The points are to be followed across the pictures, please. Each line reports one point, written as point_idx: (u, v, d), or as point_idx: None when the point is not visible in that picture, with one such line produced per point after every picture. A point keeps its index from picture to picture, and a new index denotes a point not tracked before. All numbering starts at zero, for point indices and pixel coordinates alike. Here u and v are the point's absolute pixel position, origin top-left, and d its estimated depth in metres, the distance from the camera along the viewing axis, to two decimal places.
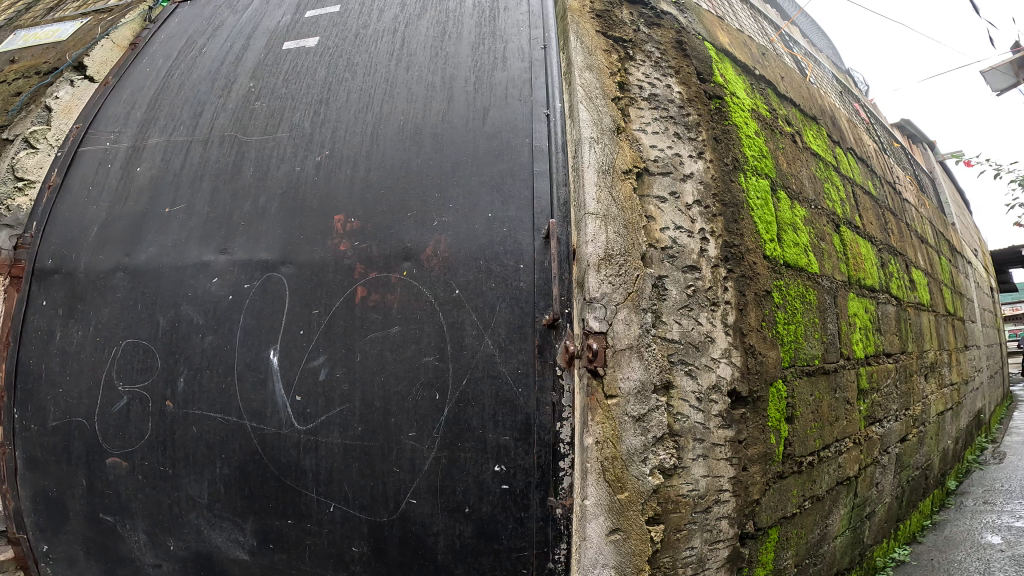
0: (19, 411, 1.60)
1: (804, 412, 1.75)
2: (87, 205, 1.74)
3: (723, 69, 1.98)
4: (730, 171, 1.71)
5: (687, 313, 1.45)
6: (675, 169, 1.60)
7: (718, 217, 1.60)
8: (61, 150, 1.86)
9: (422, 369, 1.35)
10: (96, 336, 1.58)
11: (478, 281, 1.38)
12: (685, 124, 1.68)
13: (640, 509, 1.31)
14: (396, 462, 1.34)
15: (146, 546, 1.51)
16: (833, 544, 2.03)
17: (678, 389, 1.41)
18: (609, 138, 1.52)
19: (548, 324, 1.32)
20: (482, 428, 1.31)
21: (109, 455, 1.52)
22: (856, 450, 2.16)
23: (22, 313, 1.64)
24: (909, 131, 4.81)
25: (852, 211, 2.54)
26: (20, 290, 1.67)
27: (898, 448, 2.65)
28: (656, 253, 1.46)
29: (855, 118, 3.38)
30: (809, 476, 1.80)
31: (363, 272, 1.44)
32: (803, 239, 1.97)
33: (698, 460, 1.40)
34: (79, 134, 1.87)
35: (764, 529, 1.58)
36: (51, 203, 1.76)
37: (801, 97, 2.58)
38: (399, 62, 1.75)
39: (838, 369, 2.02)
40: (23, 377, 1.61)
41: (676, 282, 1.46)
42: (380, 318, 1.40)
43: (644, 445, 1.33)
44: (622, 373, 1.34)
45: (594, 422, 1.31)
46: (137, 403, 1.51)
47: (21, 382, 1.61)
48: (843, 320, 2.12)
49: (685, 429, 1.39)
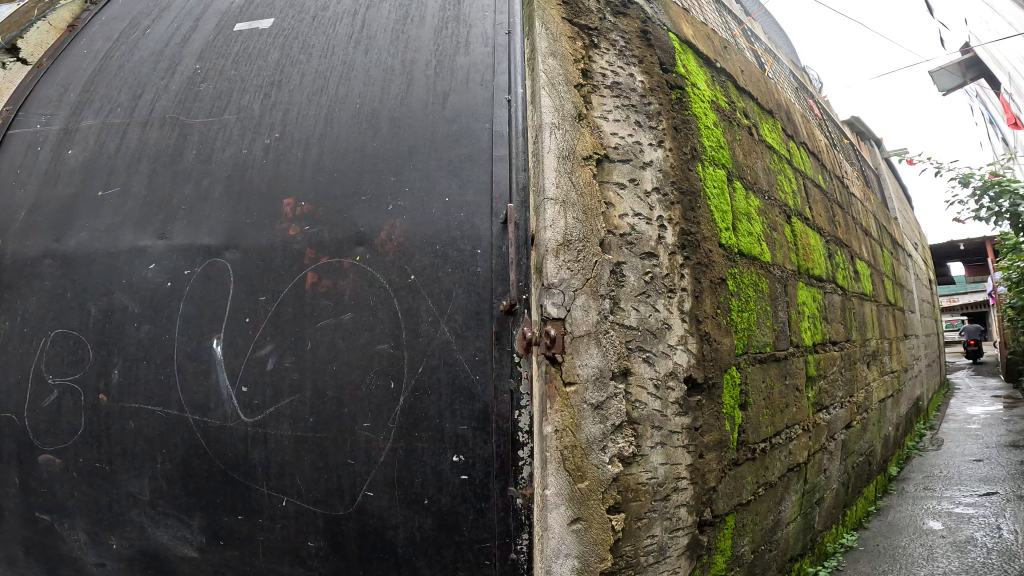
0: None
1: (756, 399, 1.79)
2: (14, 188, 1.61)
3: (684, 61, 1.99)
4: (688, 161, 1.72)
5: (644, 300, 1.45)
6: (634, 156, 1.60)
7: (675, 205, 1.61)
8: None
9: (376, 358, 1.31)
10: (22, 328, 1.47)
11: (434, 267, 1.34)
12: (646, 113, 1.68)
13: (600, 498, 1.31)
14: (350, 454, 1.30)
15: (82, 549, 1.42)
16: (787, 529, 2.09)
17: (637, 375, 1.41)
18: (570, 124, 1.50)
19: (505, 311, 1.30)
20: (439, 417, 1.28)
21: (40, 452, 1.42)
22: (805, 437, 2.22)
23: None
24: (857, 128, 5.00)
25: (802, 203, 2.62)
26: None
27: (843, 434, 2.75)
28: (614, 239, 1.45)
29: (808, 114, 3.48)
30: (761, 463, 1.84)
31: (314, 257, 1.38)
32: (756, 229, 2.00)
33: (656, 448, 1.41)
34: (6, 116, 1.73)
35: (721, 516, 1.60)
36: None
37: (758, 91, 2.63)
38: (358, 45, 1.68)
39: (788, 357, 2.07)
40: None
41: (634, 268, 1.46)
42: (331, 305, 1.35)
43: (603, 433, 1.33)
44: (581, 360, 1.32)
45: (553, 411, 1.29)
46: (67, 398, 1.42)
47: None
48: (792, 309, 2.18)
49: (643, 416, 1.40)
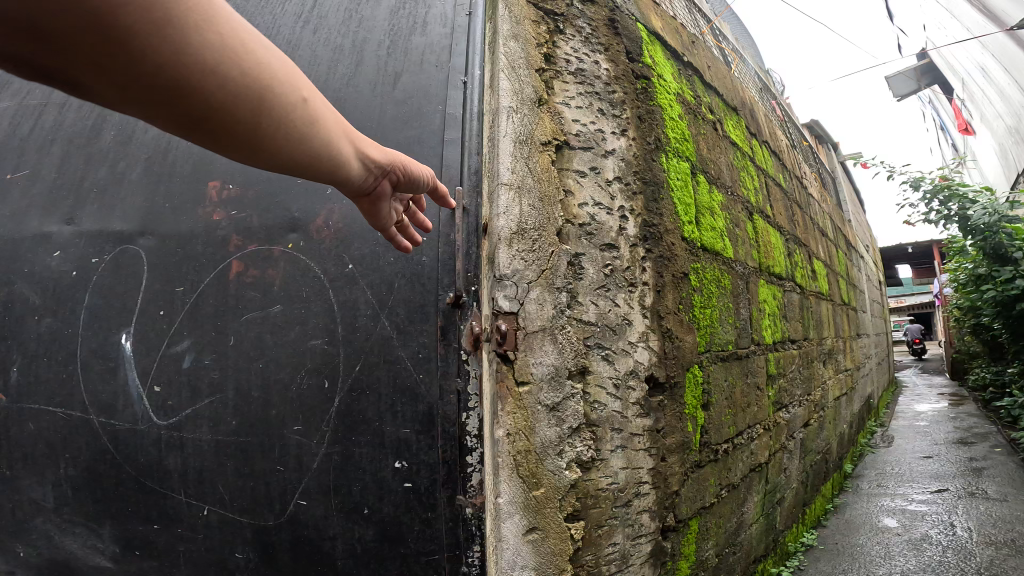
0: None
1: (718, 398, 1.73)
2: None
3: (651, 51, 1.92)
4: (652, 151, 1.65)
5: (603, 293, 1.37)
6: (596, 144, 1.51)
7: (638, 196, 1.53)
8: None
9: (308, 354, 1.19)
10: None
11: (375, 255, 1.23)
12: (610, 101, 1.59)
13: (557, 505, 1.21)
14: (279, 460, 1.17)
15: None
16: (750, 531, 2.05)
17: (595, 374, 1.32)
18: (529, 109, 1.41)
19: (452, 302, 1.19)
20: (379, 419, 1.17)
21: None
22: (766, 436, 2.19)
23: None
24: (816, 131, 5.08)
25: (763, 201, 2.59)
26: None
27: (801, 432, 2.75)
28: (573, 229, 1.37)
29: (771, 115, 3.50)
30: (724, 464, 1.78)
31: (240, 244, 1.25)
32: (719, 224, 1.95)
33: (617, 451, 1.33)
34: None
35: (684, 521, 1.53)
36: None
37: (723, 87, 2.59)
38: (305, 24, 1.56)
39: (749, 355, 2.02)
40: None
41: (593, 260, 1.38)
42: (259, 296, 1.22)
43: (560, 436, 1.24)
44: (534, 358, 1.23)
45: (504, 413, 1.18)
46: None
47: None
48: (753, 307, 2.14)
49: (602, 418, 1.31)
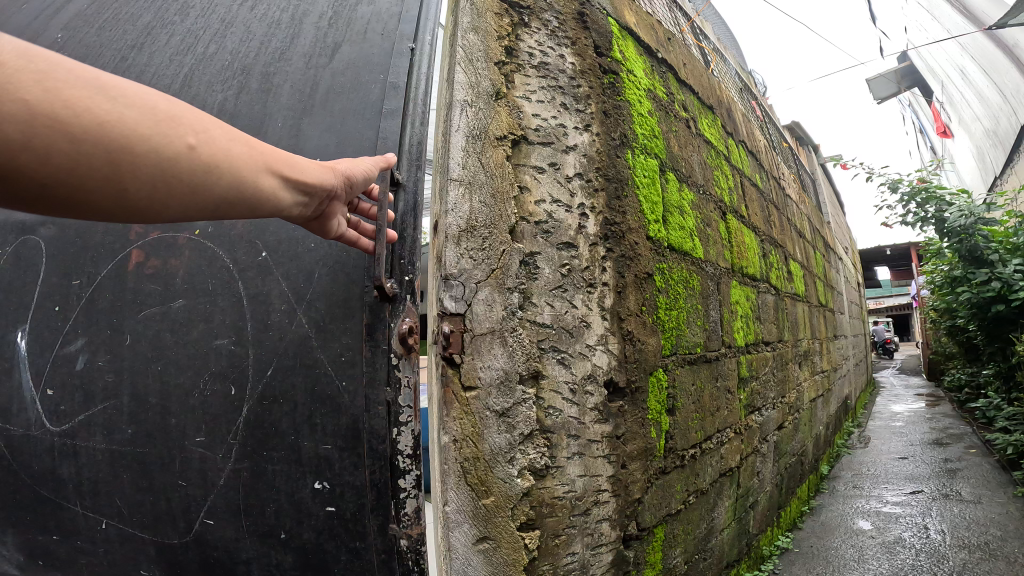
0: None
1: (685, 403, 1.68)
2: None
3: (622, 46, 1.87)
4: (617, 147, 1.59)
5: (559, 294, 1.31)
6: (557, 139, 1.45)
7: (599, 193, 1.48)
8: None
9: (211, 356, 1.11)
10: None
11: (292, 242, 1.15)
12: (574, 96, 1.53)
13: (508, 515, 1.16)
14: (181, 475, 1.09)
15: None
16: (721, 537, 2.01)
17: (550, 379, 1.27)
18: (485, 103, 1.36)
19: (386, 295, 1.07)
20: (294, 434, 1.08)
21: None
22: (737, 441, 2.15)
23: None
24: (797, 133, 5.09)
25: (738, 201, 2.56)
26: None
27: (776, 435, 2.72)
28: (528, 227, 1.32)
29: (750, 115, 3.47)
30: (691, 470, 1.73)
31: (141, 233, 1.18)
32: (689, 223, 1.91)
33: (573, 459, 1.27)
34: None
35: (649, 529, 1.48)
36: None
37: (700, 86, 2.55)
38: (242, 2, 1.46)
39: (719, 358, 1.98)
40: None
41: (549, 260, 1.32)
42: (159, 288, 1.15)
43: (510, 444, 1.18)
44: (483, 362, 1.19)
45: (450, 418, 1.16)
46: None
47: None
48: (725, 308, 2.09)
49: (557, 424, 1.26)
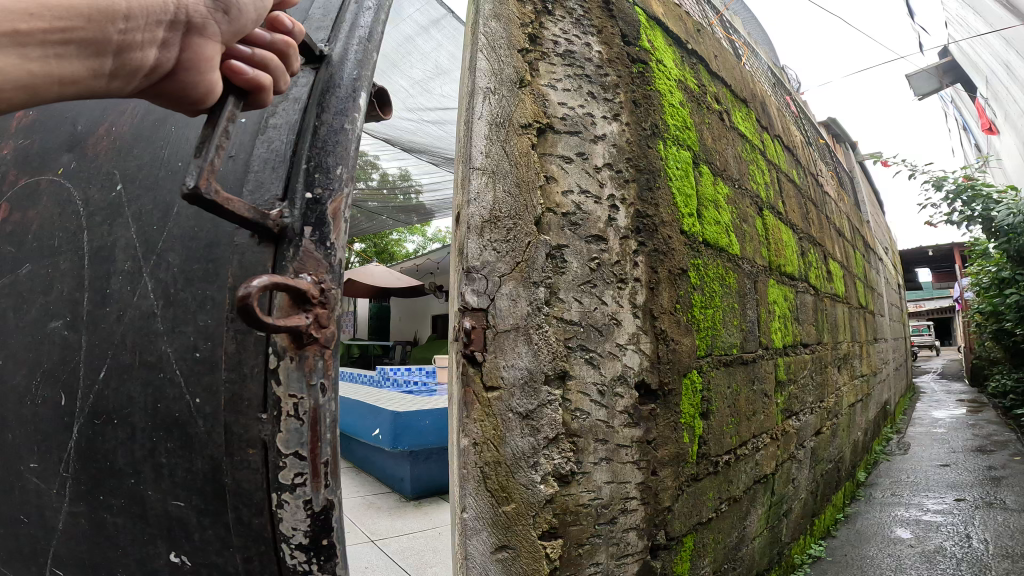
0: None
1: (720, 406, 1.59)
2: None
3: (651, 35, 1.78)
4: (648, 138, 1.51)
5: (588, 290, 1.24)
6: (584, 129, 1.38)
7: (630, 184, 1.40)
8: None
9: (47, 343, 0.83)
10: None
11: (155, 166, 0.86)
12: (602, 84, 1.46)
13: (530, 523, 1.09)
14: (23, 509, 0.84)
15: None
16: (750, 546, 1.89)
17: (577, 379, 1.19)
18: (509, 90, 1.29)
19: (266, 232, 0.72)
20: (134, 477, 0.77)
21: None
22: (773, 446, 2.03)
23: None
24: (834, 130, 4.90)
25: (775, 197, 2.44)
26: None
27: (813, 441, 2.59)
28: (555, 219, 1.25)
29: (785, 110, 3.35)
30: (725, 476, 1.64)
31: (14, 179, 0.96)
32: (725, 218, 1.81)
33: (600, 464, 1.20)
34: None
35: (678, 539, 1.39)
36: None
37: (732, 78, 2.44)
38: None
39: (757, 360, 1.88)
40: None
41: (577, 253, 1.25)
42: (15, 250, 0.91)
43: (534, 448, 1.12)
44: (506, 361, 1.12)
45: (471, 420, 1.08)
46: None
47: None
48: (762, 308, 1.99)
49: (584, 428, 1.19)
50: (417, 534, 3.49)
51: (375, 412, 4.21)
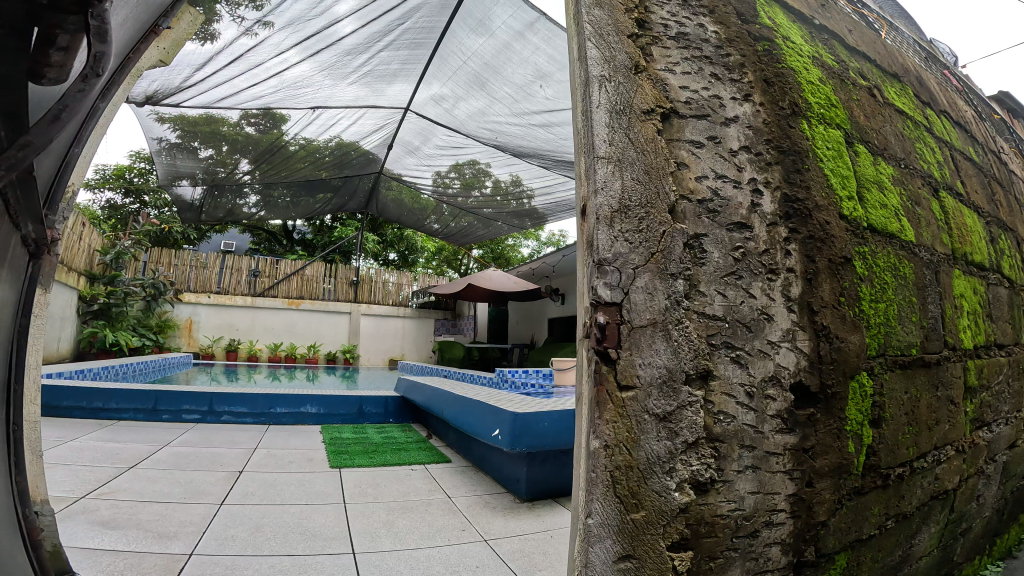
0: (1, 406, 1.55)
1: (895, 415, 1.37)
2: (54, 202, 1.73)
3: (774, 13, 1.60)
4: (788, 118, 1.35)
5: (733, 283, 1.13)
6: (713, 111, 1.27)
7: (775, 167, 1.27)
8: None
9: None
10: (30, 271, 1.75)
11: None
12: (726, 64, 1.33)
13: (660, 531, 1.02)
14: None
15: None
16: (919, 566, 1.64)
17: (722, 379, 1.09)
18: (625, 77, 1.22)
19: None
20: None
21: None
22: (958, 460, 1.74)
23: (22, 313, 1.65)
24: (1009, 104, 4.15)
25: (951, 177, 2.10)
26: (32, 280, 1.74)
27: (1006, 455, 2.18)
28: (690, 207, 1.16)
29: (945, 85, 2.89)
30: (895, 491, 1.42)
31: None
32: (891, 202, 1.57)
33: (746, 473, 1.09)
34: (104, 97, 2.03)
35: (830, 556, 1.23)
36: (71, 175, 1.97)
37: (877, 52, 2.15)
38: None
39: (941, 362, 1.61)
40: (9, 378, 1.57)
41: (717, 243, 1.15)
42: None
43: (670, 453, 1.04)
44: (642, 359, 1.05)
45: (602, 422, 1.02)
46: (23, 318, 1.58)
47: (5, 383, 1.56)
48: (947, 303, 1.71)
49: (729, 433, 1.08)
50: (528, 536, 3.51)
51: (495, 414, 4.26)
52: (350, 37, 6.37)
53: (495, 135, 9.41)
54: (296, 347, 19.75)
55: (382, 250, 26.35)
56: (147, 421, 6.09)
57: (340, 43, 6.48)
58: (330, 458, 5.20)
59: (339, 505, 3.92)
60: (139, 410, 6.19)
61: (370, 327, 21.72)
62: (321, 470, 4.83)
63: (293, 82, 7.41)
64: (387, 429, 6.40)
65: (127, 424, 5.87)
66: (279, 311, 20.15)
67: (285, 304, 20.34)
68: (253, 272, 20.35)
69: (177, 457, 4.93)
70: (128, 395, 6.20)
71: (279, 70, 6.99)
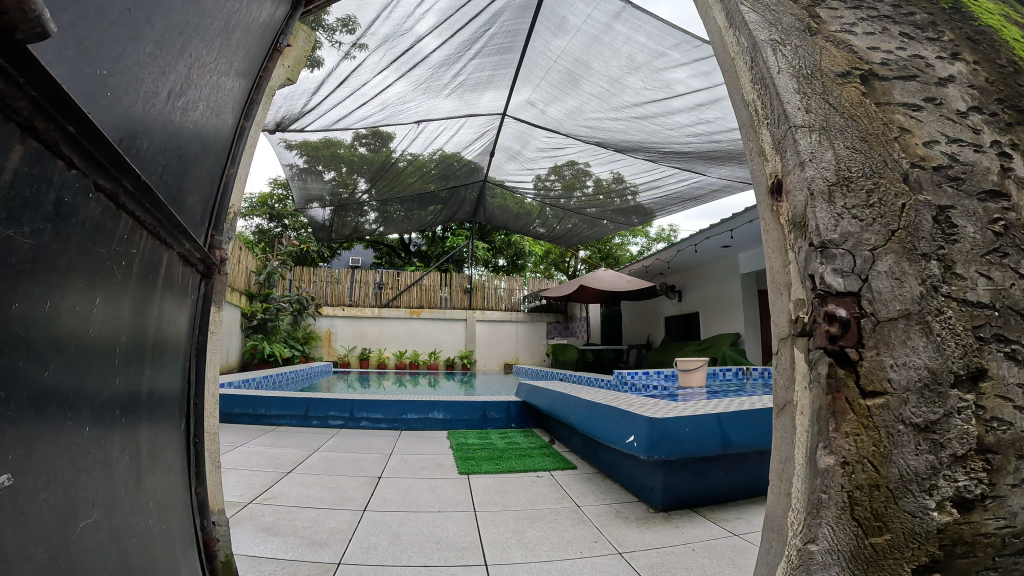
0: (131, 421, 1.46)
1: None
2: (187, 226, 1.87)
3: None
4: (1014, 75, 1.20)
5: (995, 260, 1.02)
6: (922, 72, 1.18)
7: (1015, 127, 1.13)
8: (235, 168, 2.46)
9: None
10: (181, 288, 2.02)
11: None
12: (917, 24, 1.26)
13: (909, 555, 0.96)
14: None
15: (160, 475, 1.67)
16: None
17: (994, 378, 0.98)
18: (800, 40, 1.26)
19: None
20: None
21: (81, 450, 1.18)
22: None
23: (157, 326, 1.60)
24: None
25: None
26: (171, 294, 1.72)
27: None
28: (927, 178, 1.07)
29: None
30: None
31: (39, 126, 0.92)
32: None
33: (1019, 487, 0.97)
34: (234, 124, 2.40)
35: None
36: (219, 200, 2.34)
37: None
38: None
39: None
40: (138, 390, 1.50)
41: (968, 215, 1.05)
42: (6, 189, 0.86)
43: (931, 467, 0.96)
44: (894, 359, 0.98)
45: (840, 433, 0.99)
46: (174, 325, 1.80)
47: (134, 397, 1.47)
48: None
49: (1004, 442, 0.96)
50: (668, 550, 3.31)
51: (629, 420, 4.11)
52: (437, 51, 7.36)
53: (594, 130, 9.65)
54: (417, 354, 20.87)
55: (491, 257, 27.10)
56: (301, 427, 6.66)
57: (428, 58, 7.53)
58: (459, 465, 5.31)
59: (471, 513, 3.96)
60: (294, 416, 6.79)
61: (484, 332, 22.37)
62: (451, 476, 4.94)
63: (394, 103, 8.79)
64: (510, 435, 6.44)
65: (285, 430, 6.46)
66: (402, 320, 21.49)
67: (407, 314, 21.64)
68: (378, 285, 22.10)
69: (328, 461, 5.30)
70: (284, 403, 6.82)
71: (377, 91, 8.29)
